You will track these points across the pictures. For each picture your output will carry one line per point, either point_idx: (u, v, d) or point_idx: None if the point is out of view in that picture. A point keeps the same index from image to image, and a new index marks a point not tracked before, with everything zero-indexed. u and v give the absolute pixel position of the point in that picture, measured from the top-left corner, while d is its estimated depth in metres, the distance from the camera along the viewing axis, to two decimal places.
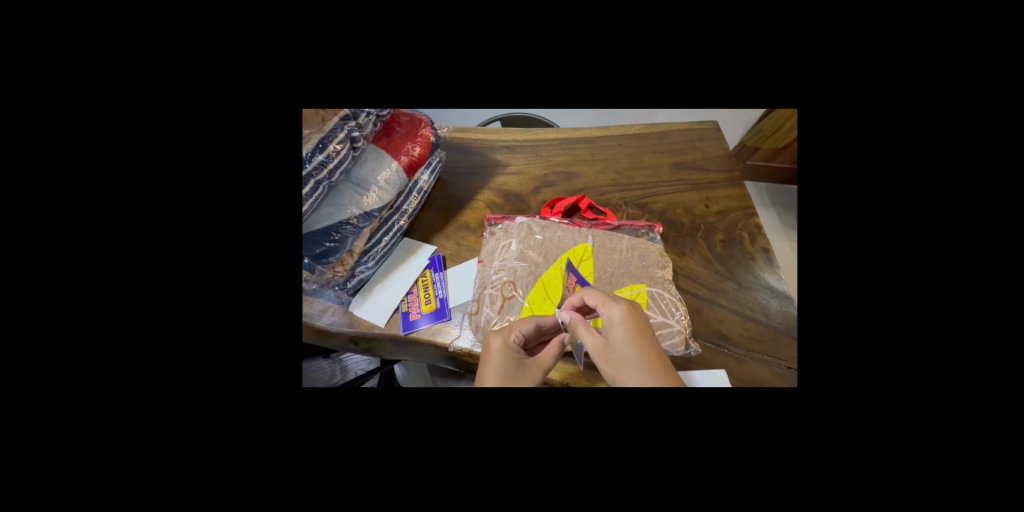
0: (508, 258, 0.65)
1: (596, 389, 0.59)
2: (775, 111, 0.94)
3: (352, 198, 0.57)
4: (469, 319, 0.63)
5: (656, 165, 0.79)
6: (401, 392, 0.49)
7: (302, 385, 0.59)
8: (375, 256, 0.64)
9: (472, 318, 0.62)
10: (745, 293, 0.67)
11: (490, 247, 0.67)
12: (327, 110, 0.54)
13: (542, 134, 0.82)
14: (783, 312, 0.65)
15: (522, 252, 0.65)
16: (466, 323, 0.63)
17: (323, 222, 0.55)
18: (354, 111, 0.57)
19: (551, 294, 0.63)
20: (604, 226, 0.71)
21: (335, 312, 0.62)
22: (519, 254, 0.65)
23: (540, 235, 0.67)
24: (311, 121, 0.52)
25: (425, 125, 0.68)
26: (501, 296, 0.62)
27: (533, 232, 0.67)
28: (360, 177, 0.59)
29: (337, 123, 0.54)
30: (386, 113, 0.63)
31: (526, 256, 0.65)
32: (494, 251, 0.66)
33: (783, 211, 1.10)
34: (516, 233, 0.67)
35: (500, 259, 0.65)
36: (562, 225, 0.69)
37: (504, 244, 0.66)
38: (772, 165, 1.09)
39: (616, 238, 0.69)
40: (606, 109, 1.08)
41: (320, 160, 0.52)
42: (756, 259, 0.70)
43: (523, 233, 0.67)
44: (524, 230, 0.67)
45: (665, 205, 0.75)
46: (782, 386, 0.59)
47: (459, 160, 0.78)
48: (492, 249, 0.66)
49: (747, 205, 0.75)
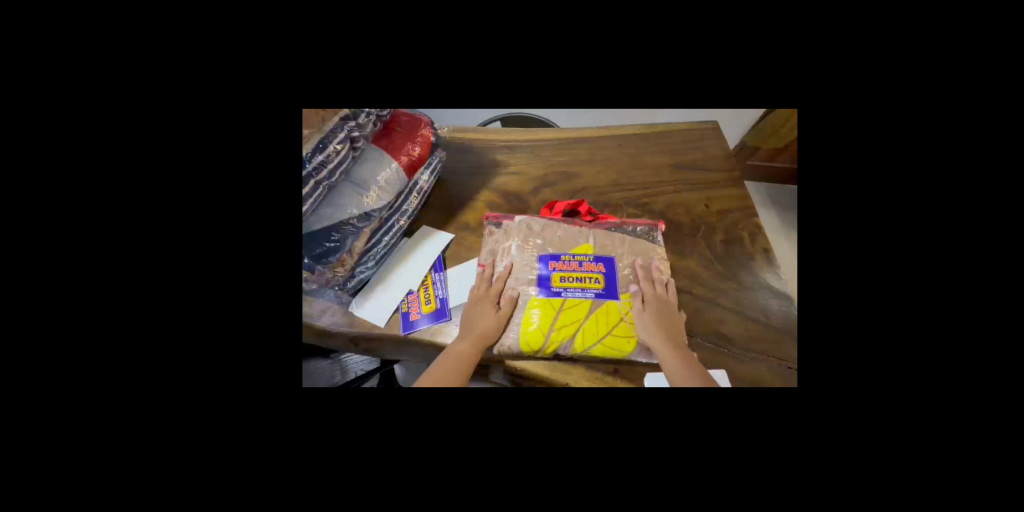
0: (507, 260, 0.65)
1: (596, 389, 0.59)
2: (775, 112, 0.94)
3: (352, 198, 0.57)
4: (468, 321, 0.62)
5: (656, 165, 0.79)
6: (401, 392, 0.48)
7: (302, 385, 0.59)
8: (375, 257, 0.64)
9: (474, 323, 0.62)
10: (745, 293, 0.67)
11: (485, 252, 0.67)
12: (327, 111, 0.54)
13: (541, 134, 0.82)
14: (783, 312, 0.65)
15: (520, 255, 0.66)
16: None
17: (323, 222, 0.55)
18: (354, 111, 0.57)
19: (547, 305, 0.62)
20: (605, 226, 0.71)
21: (334, 312, 0.63)
22: (518, 256, 0.66)
23: (540, 236, 0.68)
24: (312, 121, 0.52)
25: (425, 124, 0.68)
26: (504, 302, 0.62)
27: (533, 232, 0.68)
28: (360, 177, 0.59)
29: (337, 123, 0.54)
30: (387, 113, 0.63)
31: (521, 256, 0.66)
32: (496, 253, 0.67)
33: (783, 212, 1.09)
34: (517, 234, 0.68)
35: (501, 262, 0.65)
36: (562, 225, 0.69)
37: (504, 245, 0.67)
38: (772, 165, 1.09)
39: (615, 238, 0.69)
40: (605, 110, 1.09)
41: (320, 160, 0.52)
42: (756, 259, 0.70)
43: (523, 233, 0.68)
44: (524, 230, 0.68)
45: (666, 205, 0.75)
46: (782, 386, 0.59)
47: (459, 160, 0.78)
48: (493, 251, 0.67)
49: (747, 206, 0.75)
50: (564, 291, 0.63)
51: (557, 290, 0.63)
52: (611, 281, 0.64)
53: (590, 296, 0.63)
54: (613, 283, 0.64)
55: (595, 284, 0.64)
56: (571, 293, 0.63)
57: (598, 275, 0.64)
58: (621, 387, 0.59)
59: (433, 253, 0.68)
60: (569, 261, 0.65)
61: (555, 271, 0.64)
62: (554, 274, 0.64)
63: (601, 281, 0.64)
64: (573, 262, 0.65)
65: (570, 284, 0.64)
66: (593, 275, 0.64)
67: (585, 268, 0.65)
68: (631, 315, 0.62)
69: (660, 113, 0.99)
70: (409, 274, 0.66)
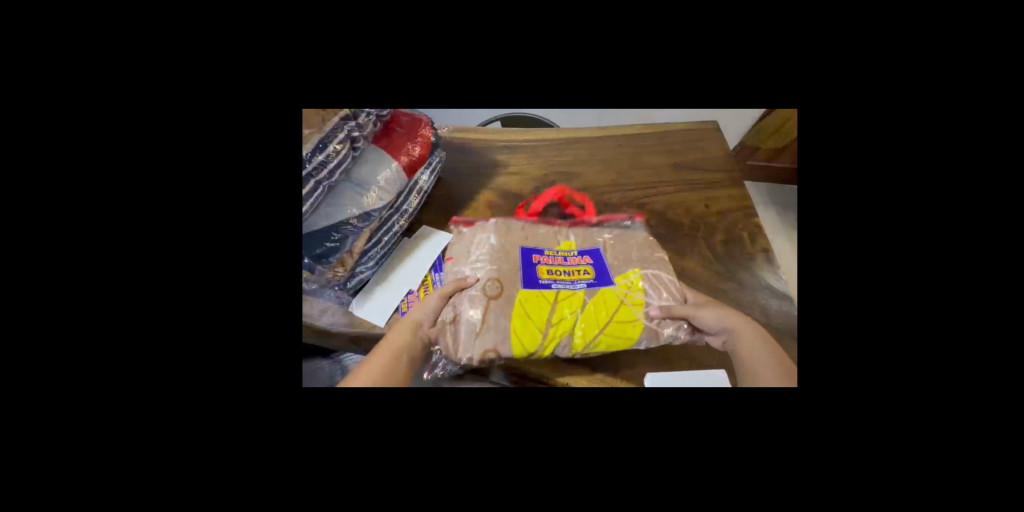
0: (485, 252, 0.63)
1: (596, 389, 0.59)
2: (775, 112, 0.94)
3: (352, 198, 0.58)
4: (449, 329, 0.58)
5: (656, 165, 0.79)
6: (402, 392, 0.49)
7: (302, 385, 0.59)
8: (375, 257, 0.64)
9: (454, 327, 0.58)
10: (746, 293, 0.67)
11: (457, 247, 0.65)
12: (327, 110, 0.54)
13: (542, 134, 0.82)
14: (783, 312, 0.65)
15: (500, 246, 0.64)
16: (449, 333, 0.58)
17: (323, 223, 0.55)
18: (354, 111, 0.57)
19: (535, 300, 0.59)
20: (584, 222, 0.71)
21: (334, 312, 0.63)
22: (497, 251, 0.63)
23: (521, 232, 0.66)
24: (312, 121, 0.52)
25: (425, 125, 0.68)
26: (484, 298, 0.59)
27: (512, 228, 0.66)
28: (360, 177, 0.59)
29: (337, 123, 0.54)
30: (387, 114, 0.63)
31: (502, 248, 0.63)
32: (471, 247, 0.64)
33: (783, 211, 1.09)
34: (495, 231, 0.65)
35: (480, 255, 0.62)
36: (540, 226, 0.68)
37: (481, 237, 0.65)
38: (772, 165, 1.09)
39: (596, 234, 0.68)
40: (605, 110, 1.09)
41: (320, 160, 0.52)
42: (756, 259, 0.70)
43: (501, 229, 0.65)
44: (502, 227, 0.65)
45: (665, 205, 0.75)
46: None
47: (460, 160, 0.78)
48: (468, 246, 0.64)
49: (747, 206, 0.75)
50: (553, 283, 0.61)
51: (543, 283, 0.61)
52: (599, 271, 0.63)
53: (580, 288, 0.61)
54: (603, 271, 0.63)
55: (585, 275, 0.62)
56: (560, 285, 0.61)
57: (587, 267, 0.63)
58: (621, 388, 0.59)
59: (433, 253, 0.68)
60: (553, 255, 0.64)
61: (540, 264, 0.62)
62: (540, 267, 0.62)
63: (591, 271, 0.63)
64: (558, 257, 0.64)
65: (559, 277, 0.62)
66: (581, 268, 0.63)
67: (569, 260, 0.64)
68: (630, 298, 0.61)
69: (660, 112, 0.99)
70: (410, 274, 0.66)
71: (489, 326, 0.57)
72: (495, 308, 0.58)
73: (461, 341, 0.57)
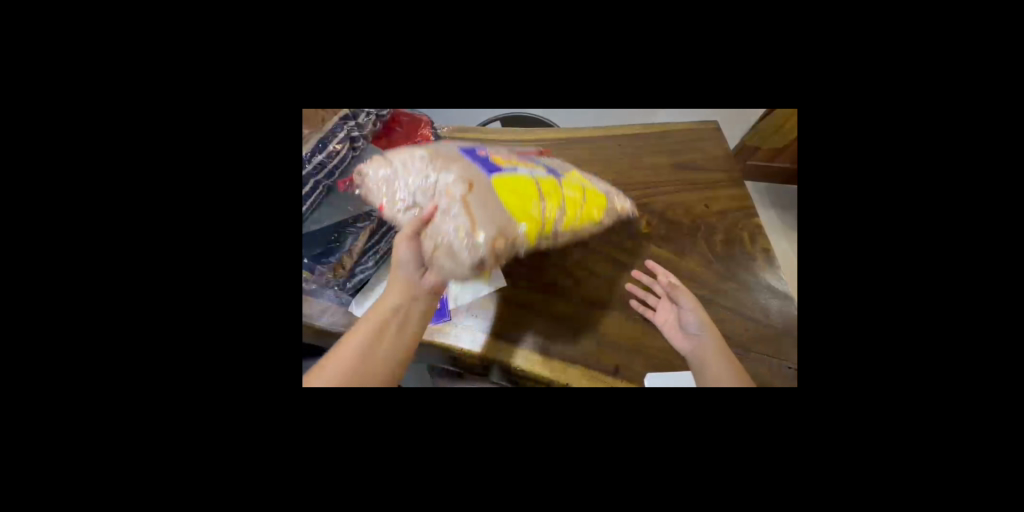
0: (416, 177, 0.63)
1: (596, 389, 0.59)
2: (775, 112, 0.94)
3: (353, 198, 0.61)
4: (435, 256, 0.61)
5: (656, 165, 0.79)
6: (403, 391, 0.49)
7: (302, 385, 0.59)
8: (376, 256, 0.63)
9: (440, 247, 0.61)
10: (746, 293, 0.67)
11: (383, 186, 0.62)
12: (328, 111, 0.58)
13: (541, 134, 0.82)
14: (783, 312, 0.65)
15: (422, 163, 0.64)
16: (435, 257, 0.62)
17: (324, 222, 0.59)
18: (355, 112, 0.60)
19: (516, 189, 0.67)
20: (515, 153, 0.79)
21: (334, 312, 0.62)
22: (432, 165, 0.64)
23: (420, 155, 0.64)
24: (312, 122, 0.57)
25: (426, 124, 0.68)
26: (455, 199, 0.63)
27: (415, 156, 0.64)
28: (359, 177, 0.61)
29: (336, 123, 0.58)
30: (387, 114, 0.63)
31: (428, 162, 0.64)
32: (404, 168, 0.63)
33: (782, 211, 1.09)
34: (436, 156, 0.65)
35: (423, 172, 0.63)
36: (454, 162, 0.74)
37: (409, 155, 0.64)
38: (772, 165, 1.09)
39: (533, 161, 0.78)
40: (605, 110, 1.09)
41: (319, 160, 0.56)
42: (756, 259, 0.70)
43: (405, 159, 0.63)
44: (406, 156, 0.63)
45: (665, 205, 0.75)
46: (782, 386, 0.59)
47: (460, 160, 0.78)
48: (403, 165, 0.63)
49: (747, 206, 0.75)
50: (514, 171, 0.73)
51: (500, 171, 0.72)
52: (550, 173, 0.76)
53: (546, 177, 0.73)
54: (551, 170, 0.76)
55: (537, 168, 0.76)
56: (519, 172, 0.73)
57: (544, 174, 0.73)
58: (621, 388, 0.59)
59: None
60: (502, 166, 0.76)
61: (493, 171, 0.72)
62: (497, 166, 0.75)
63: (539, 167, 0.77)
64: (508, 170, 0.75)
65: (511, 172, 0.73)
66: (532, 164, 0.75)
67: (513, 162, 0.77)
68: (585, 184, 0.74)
69: (660, 112, 0.99)
70: None
71: (467, 240, 0.60)
72: (468, 201, 0.63)
73: (445, 252, 0.61)
